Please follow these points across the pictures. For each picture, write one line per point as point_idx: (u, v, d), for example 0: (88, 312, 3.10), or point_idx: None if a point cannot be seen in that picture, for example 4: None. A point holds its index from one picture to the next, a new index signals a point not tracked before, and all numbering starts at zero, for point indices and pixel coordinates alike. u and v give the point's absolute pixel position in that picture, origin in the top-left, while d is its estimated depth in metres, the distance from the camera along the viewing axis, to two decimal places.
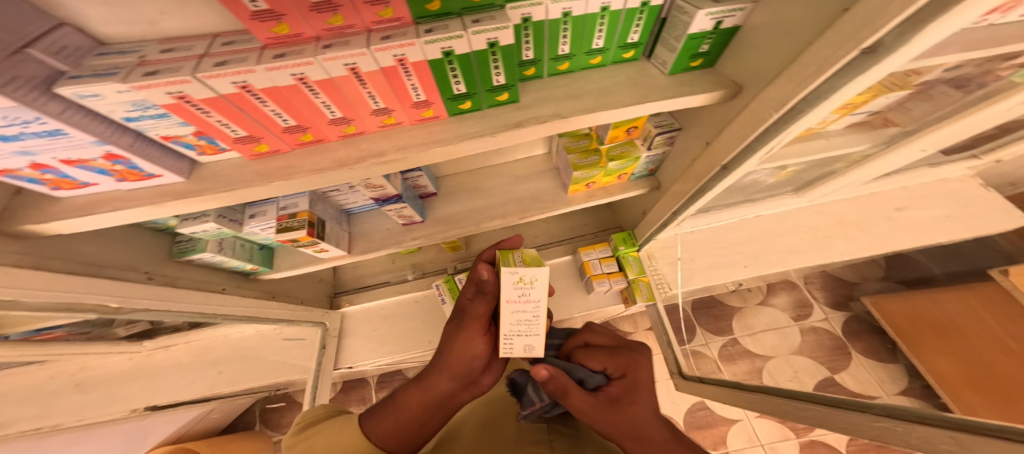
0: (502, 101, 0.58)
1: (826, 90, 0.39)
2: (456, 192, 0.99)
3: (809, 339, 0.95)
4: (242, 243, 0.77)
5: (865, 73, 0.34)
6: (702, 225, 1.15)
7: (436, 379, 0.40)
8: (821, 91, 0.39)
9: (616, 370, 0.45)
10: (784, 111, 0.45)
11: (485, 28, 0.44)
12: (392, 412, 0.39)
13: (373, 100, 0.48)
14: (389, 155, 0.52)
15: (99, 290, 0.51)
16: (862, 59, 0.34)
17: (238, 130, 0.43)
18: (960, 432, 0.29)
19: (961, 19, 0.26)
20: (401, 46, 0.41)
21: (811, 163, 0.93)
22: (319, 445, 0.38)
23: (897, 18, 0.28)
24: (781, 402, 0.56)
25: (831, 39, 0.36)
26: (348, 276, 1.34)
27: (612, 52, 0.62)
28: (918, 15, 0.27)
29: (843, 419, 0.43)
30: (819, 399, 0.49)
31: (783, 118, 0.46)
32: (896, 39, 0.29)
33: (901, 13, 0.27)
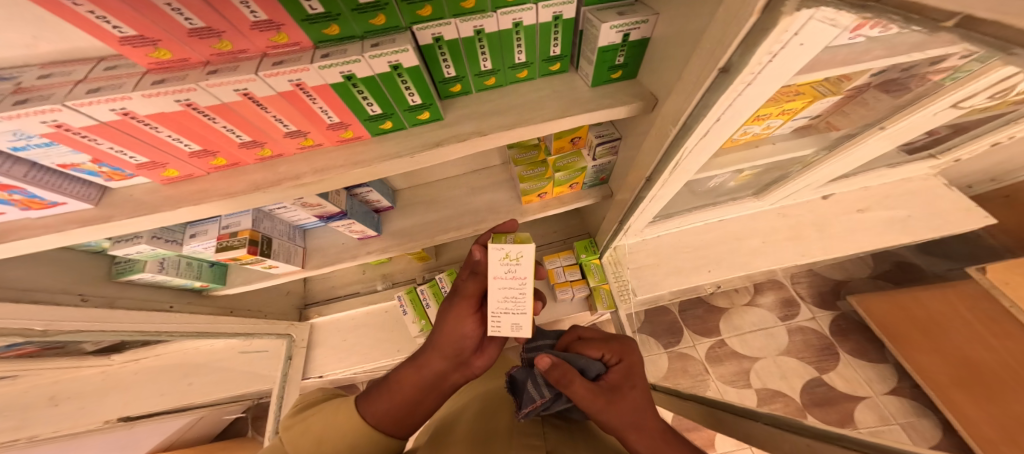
0: (425, 120, 0.58)
1: (705, 107, 0.42)
2: (414, 205, 1.00)
3: None
4: (187, 260, 0.78)
5: (726, 91, 0.38)
6: (669, 229, 1.10)
7: (429, 358, 0.46)
8: (699, 109, 0.43)
9: (613, 357, 0.52)
10: (679, 126, 0.48)
11: (383, 52, 0.44)
12: (387, 392, 0.43)
13: (282, 123, 0.48)
14: (306, 178, 0.52)
15: (19, 315, 0.50)
16: (721, 78, 0.37)
17: (137, 157, 0.44)
18: (815, 440, 0.30)
19: (781, 45, 0.30)
20: (294, 71, 0.41)
21: (767, 167, 0.93)
22: (317, 428, 0.40)
23: (737, 40, 0.32)
24: (702, 410, 0.57)
25: (700, 56, 0.39)
26: (319, 287, 1.33)
27: (537, 65, 0.62)
28: (750, 35, 0.31)
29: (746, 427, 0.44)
30: (733, 409, 0.50)
31: (680, 133, 0.49)
32: (740, 58, 0.33)
33: (739, 33, 0.31)
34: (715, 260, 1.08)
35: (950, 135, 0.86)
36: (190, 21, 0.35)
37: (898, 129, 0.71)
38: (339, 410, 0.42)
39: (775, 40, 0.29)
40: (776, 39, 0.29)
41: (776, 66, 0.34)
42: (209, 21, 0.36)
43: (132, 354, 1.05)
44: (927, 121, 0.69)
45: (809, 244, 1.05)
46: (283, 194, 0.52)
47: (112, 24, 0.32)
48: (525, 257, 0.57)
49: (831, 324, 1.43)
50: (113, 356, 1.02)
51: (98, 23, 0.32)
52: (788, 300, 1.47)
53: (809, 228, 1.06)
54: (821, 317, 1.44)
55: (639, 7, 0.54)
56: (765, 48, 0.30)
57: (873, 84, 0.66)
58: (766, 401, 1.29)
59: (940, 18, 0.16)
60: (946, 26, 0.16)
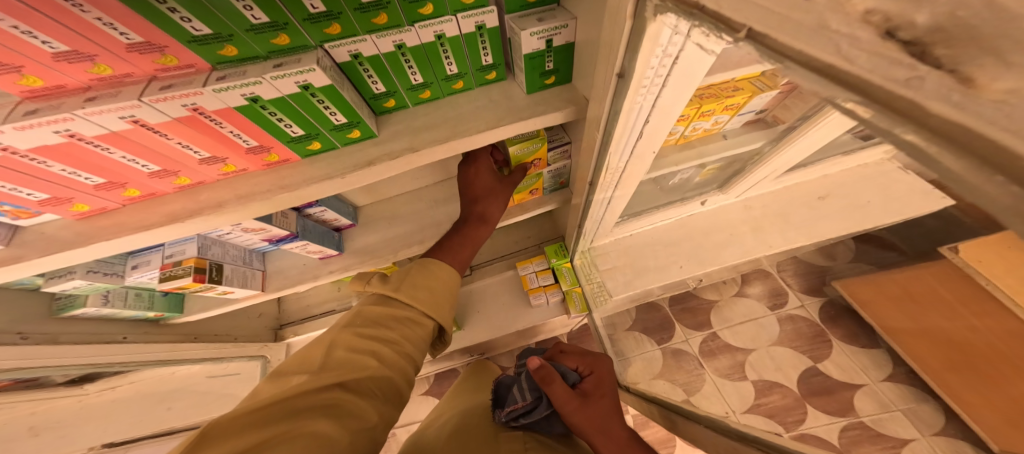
0: (357, 138, 0.57)
1: (616, 111, 0.42)
2: (375, 220, 0.99)
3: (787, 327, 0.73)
4: (137, 291, 0.76)
5: (628, 95, 0.38)
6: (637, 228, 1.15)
7: (489, 215, 0.76)
8: (612, 113, 0.43)
9: (586, 368, 0.65)
10: (601, 132, 0.48)
11: (286, 73, 0.43)
12: (464, 247, 0.71)
13: (190, 150, 0.46)
14: (228, 206, 0.50)
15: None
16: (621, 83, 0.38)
17: (36, 193, 0.43)
18: (743, 443, 0.42)
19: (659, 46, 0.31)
20: (185, 96, 0.39)
21: (728, 160, 0.95)
22: (422, 277, 0.61)
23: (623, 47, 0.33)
24: (668, 415, 0.69)
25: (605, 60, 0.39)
26: (294, 307, 1.31)
27: (471, 75, 0.62)
28: (633, 36, 0.31)
29: (693, 429, 0.56)
30: (684, 411, 0.64)
31: (605, 139, 0.49)
32: (630, 63, 0.34)
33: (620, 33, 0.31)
34: (687, 257, 1.11)
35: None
36: (48, 44, 0.33)
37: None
38: (436, 276, 0.62)
39: (648, 47, 0.30)
40: (654, 47, 0.30)
41: (677, 72, 0.35)
42: (72, 44, 0.34)
43: (107, 383, 0.94)
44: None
45: None
46: (206, 223, 0.51)
47: None
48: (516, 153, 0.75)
49: None
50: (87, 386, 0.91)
51: None
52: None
53: None
54: None
55: (559, 12, 0.53)
56: (647, 52, 0.31)
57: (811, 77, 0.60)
58: None
59: (735, 27, 0.18)
60: (741, 36, 0.18)
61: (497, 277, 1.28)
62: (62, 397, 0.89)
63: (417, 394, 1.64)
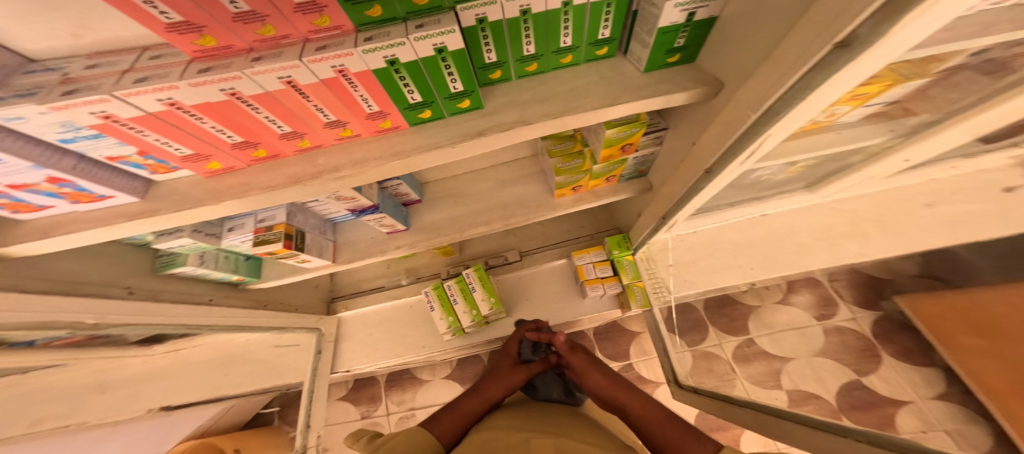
0: (465, 108, 0.55)
1: (804, 89, 0.36)
2: (441, 198, 0.98)
3: (833, 340, 0.76)
4: (225, 255, 0.79)
5: (841, 70, 0.31)
6: (706, 225, 1.11)
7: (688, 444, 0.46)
8: (797, 90, 0.37)
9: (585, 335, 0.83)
10: (761, 112, 0.43)
11: (428, 34, 0.40)
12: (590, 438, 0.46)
13: (322, 113, 0.45)
14: (345, 171, 0.49)
15: (68, 307, 0.49)
16: (837, 53, 0.31)
17: (183, 149, 0.44)
18: None
19: (943, 12, 0.23)
20: (337, 56, 0.37)
21: (825, 158, 0.83)
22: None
23: (867, 9, 0.26)
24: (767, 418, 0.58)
25: (804, 31, 0.34)
26: (346, 281, 1.36)
27: (583, 50, 0.58)
28: (886, 6, 0.24)
29: (818, 441, 0.44)
30: (803, 420, 0.51)
31: (761, 120, 0.44)
32: (869, 31, 0.27)
33: (866, 8, 0.25)
34: None
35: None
36: (236, 4, 0.33)
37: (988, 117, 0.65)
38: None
39: (928, 24, 0.25)
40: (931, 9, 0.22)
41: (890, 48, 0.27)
42: (252, 4, 0.34)
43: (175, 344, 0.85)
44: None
45: None
46: (321, 187, 0.51)
47: (159, 9, 0.30)
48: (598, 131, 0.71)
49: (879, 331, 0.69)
50: (155, 347, 0.82)
51: (146, 10, 0.30)
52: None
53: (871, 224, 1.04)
54: None
55: None
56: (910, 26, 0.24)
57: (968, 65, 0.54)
58: None
59: None
60: None
61: (547, 265, 1.26)
62: (131, 357, 0.79)
63: (438, 377, 1.63)
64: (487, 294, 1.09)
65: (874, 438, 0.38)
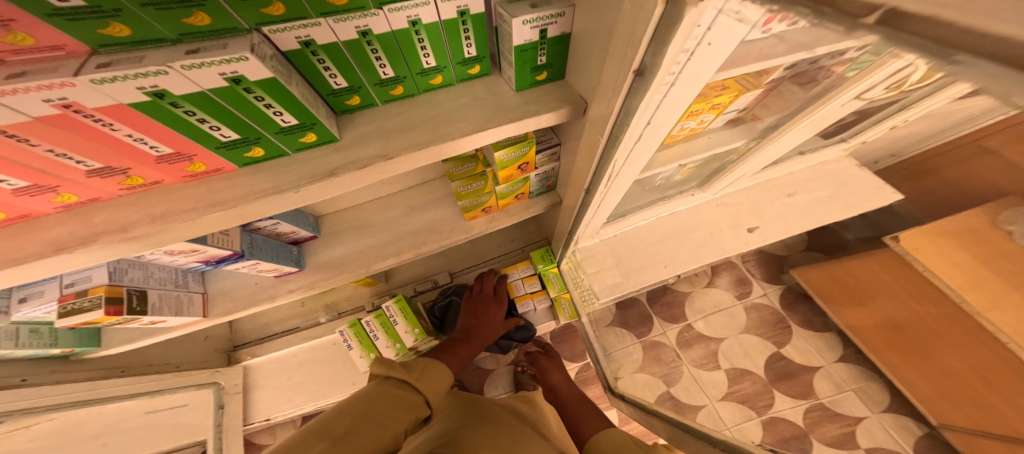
0: (312, 143, 0.47)
1: (627, 113, 0.36)
2: (341, 232, 0.88)
3: (753, 314, 1.43)
4: (31, 327, 0.62)
5: (644, 97, 0.32)
6: (623, 228, 1.11)
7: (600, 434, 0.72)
8: (623, 115, 0.37)
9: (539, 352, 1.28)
10: (606, 136, 0.43)
11: (208, 61, 0.31)
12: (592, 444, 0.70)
13: (73, 160, 0.34)
14: (138, 230, 0.39)
15: None
16: (637, 82, 0.32)
17: None
18: None
19: (698, 38, 0.25)
20: (48, 87, 0.27)
21: (707, 159, 0.90)
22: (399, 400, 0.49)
23: (646, 38, 0.27)
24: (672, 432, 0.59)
25: (612, 59, 0.34)
26: (249, 327, 1.17)
27: (453, 69, 0.54)
28: (657, 32, 0.25)
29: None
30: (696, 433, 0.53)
31: (609, 144, 0.44)
32: (652, 59, 0.28)
33: (643, 35, 0.26)
34: (670, 256, 1.10)
35: (854, 120, 0.88)
36: None
37: (813, 119, 0.71)
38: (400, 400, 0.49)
39: (692, 50, 0.27)
40: (688, 34, 0.24)
41: (694, 66, 0.29)
42: None
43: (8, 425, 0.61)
44: (833, 113, 0.71)
45: (750, 232, 1.12)
46: (107, 252, 0.40)
47: None
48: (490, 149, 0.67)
49: (783, 298, 1.46)
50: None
51: None
52: (741, 277, 1.49)
53: (748, 216, 1.12)
54: (771, 293, 1.46)
55: None
56: (677, 45, 0.25)
57: (787, 78, 0.62)
58: (733, 381, 1.32)
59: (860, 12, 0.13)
60: (869, 22, 0.13)
61: None
62: None
63: None
64: (410, 325, 1.00)
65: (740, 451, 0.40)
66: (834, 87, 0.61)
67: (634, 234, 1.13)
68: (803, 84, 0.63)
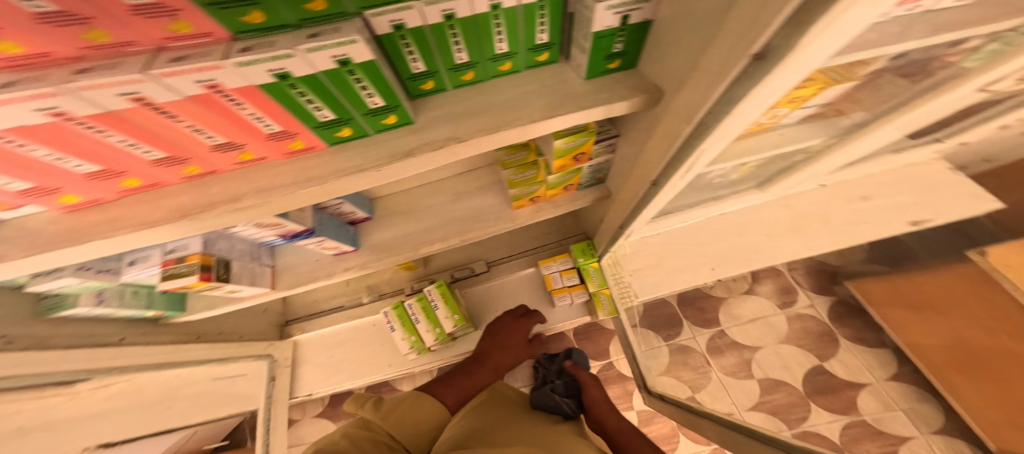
0: (392, 124, 0.50)
1: (729, 102, 0.33)
2: (393, 215, 0.91)
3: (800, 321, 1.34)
4: (135, 289, 0.69)
5: (758, 86, 0.28)
6: (677, 224, 1.11)
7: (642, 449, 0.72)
8: (722, 104, 0.35)
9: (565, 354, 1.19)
10: (694, 124, 0.41)
11: (324, 45, 0.34)
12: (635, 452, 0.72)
13: (204, 135, 0.38)
14: (244, 201, 0.43)
15: None
16: (755, 67, 0.28)
17: (18, 184, 0.35)
18: None
19: (854, 22, 0.20)
20: (202, 70, 0.30)
21: (772, 158, 0.86)
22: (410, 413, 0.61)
23: (777, 20, 0.23)
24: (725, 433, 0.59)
25: (723, 41, 0.31)
26: (301, 303, 1.26)
27: (522, 56, 0.54)
28: (796, 16, 0.21)
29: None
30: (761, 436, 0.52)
31: (696, 133, 0.42)
32: (777, 45, 0.24)
33: (774, 19, 0.22)
34: (717, 258, 1.11)
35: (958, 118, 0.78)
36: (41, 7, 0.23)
37: (912, 116, 0.69)
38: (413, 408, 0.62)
39: (838, 36, 0.23)
40: (833, 25, 0.20)
41: (817, 54, 0.25)
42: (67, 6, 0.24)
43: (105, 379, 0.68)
44: (945, 105, 0.65)
45: (811, 236, 1.11)
46: (218, 220, 0.44)
47: None
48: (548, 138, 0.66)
49: (830, 311, 1.24)
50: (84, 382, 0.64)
51: None
52: (787, 287, 1.29)
53: None
54: None
55: None
56: (815, 36, 0.21)
57: (891, 69, 0.54)
58: None
59: None
60: None
61: (515, 275, 1.22)
62: None
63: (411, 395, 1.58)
64: (449, 312, 1.03)
65: None
66: (950, 80, 0.55)
67: (677, 234, 1.13)
68: (910, 75, 0.56)
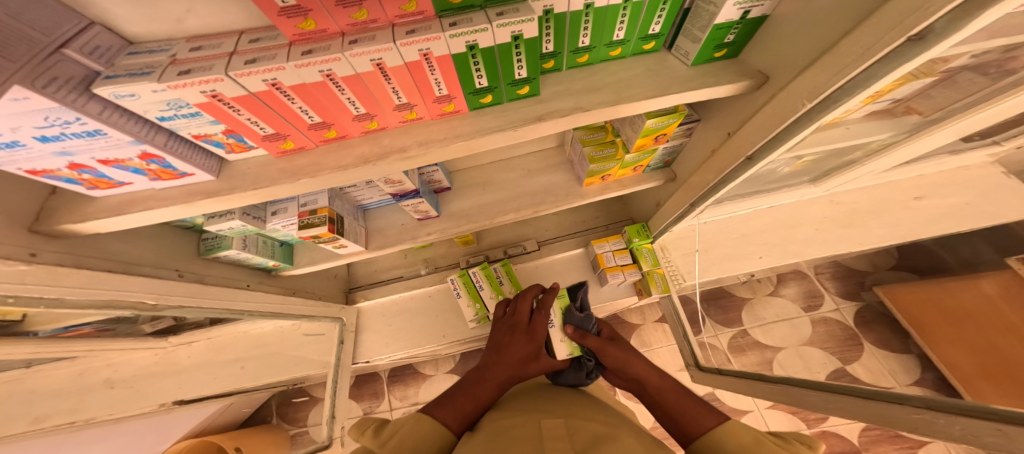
0: (523, 95, 0.58)
1: (867, 79, 0.39)
2: (468, 188, 1.00)
3: None
4: (263, 240, 0.80)
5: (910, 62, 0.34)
6: (738, 210, 1.19)
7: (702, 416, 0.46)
8: (860, 81, 0.40)
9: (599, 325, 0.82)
10: (816, 101, 0.46)
11: (510, 21, 0.43)
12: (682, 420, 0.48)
13: (396, 95, 0.48)
14: (412, 150, 0.53)
15: (128, 288, 0.51)
16: (908, 46, 0.34)
17: (266, 128, 0.46)
18: (1007, 424, 0.30)
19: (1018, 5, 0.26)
20: (426, 40, 0.41)
21: (828, 152, 0.92)
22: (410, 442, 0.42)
23: (947, 6, 0.29)
24: (808, 394, 0.59)
25: (873, 27, 0.36)
26: (362, 272, 1.37)
27: (632, 44, 0.62)
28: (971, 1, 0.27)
29: (877, 411, 0.44)
30: (851, 391, 0.51)
31: (816, 107, 0.47)
32: (944, 26, 0.30)
33: (949, 5, 0.28)
34: (767, 248, 1.19)
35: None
36: None
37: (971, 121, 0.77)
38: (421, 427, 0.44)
39: (990, 16, 0.29)
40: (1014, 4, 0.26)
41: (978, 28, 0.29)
42: None
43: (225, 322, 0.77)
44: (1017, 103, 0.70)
45: (859, 230, 1.16)
46: (390, 166, 0.54)
47: None
48: (637, 119, 0.73)
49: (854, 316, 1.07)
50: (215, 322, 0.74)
51: None
52: (811, 290, 1.21)
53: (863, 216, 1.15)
54: None
55: None
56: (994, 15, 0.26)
57: (969, 66, 0.61)
58: None
59: None
60: None
61: (564, 254, 1.30)
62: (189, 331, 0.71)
63: (445, 371, 1.66)
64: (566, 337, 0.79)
65: (930, 402, 0.39)
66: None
67: (727, 223, 1.21)
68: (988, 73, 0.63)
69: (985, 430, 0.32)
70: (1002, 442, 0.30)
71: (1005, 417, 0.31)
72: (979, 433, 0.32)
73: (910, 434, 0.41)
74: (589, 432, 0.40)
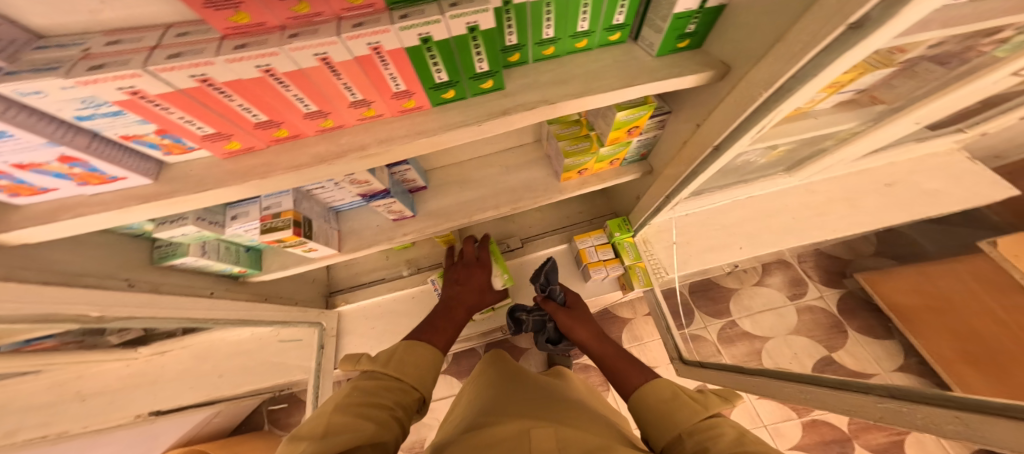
0: (486, 89, 0.56)
1: (815, 68, 0.38)
2: (446, 186, 0.98)
3: None
4: (226, 246, 0.77)
5: (852, 49, 0.33)
6: (718, 201, 1.19)
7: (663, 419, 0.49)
8: (810, 69, 0.39)
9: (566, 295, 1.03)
10: (773, 90, 0.45)
11: (463, 12, 0.41)
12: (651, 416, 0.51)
13: (349, 92, 0.46)
14: (370, 148, 0.50)
15: (65, 301, 0.47)
16: (849, 34, 0.33)
17: (204, 128, 0.43)
18: (965, 411, 0.30)
19: None
20: (374, 34, 0.38)
21: (801, 142, 0.93)
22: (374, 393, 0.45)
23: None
24: (783, 385, 0.59)
25: (817, 14, 0.35)
26: (344, 275, 1.33)
27: (598, 35, 0.60)
28: None
29: (846, 400, 0.44)
30: (823, 381, 0.51)
31: (773, 96, 0.46)
32: (881, 14, 0.29)
33: None
34: (746, 238, 1.18)
35: None
36: None
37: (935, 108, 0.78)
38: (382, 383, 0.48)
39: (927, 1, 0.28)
40: None
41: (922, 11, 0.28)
42: None
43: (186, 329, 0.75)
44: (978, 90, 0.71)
45: (836, 218, 1.17)
46: (347, 166, 0.51)
47: None
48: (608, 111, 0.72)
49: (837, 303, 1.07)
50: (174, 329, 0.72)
51: None
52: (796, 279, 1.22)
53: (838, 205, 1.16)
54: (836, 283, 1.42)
55: None
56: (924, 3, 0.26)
57: (926, 57, 0.61)
58: None
59: None
60: None
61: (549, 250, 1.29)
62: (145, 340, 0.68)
63: None
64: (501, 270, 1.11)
65: (893, 391, 0.39)
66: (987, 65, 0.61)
67: (708, 215, 1.22)
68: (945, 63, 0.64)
69: (945, 418, 0.31)
70: (961, 430, 0.30)
71: (962, 404, 0.31)
72: (939, 420, 0.32)
73: (875, 422, 0.41)
74: (582, 443, 0.39)
